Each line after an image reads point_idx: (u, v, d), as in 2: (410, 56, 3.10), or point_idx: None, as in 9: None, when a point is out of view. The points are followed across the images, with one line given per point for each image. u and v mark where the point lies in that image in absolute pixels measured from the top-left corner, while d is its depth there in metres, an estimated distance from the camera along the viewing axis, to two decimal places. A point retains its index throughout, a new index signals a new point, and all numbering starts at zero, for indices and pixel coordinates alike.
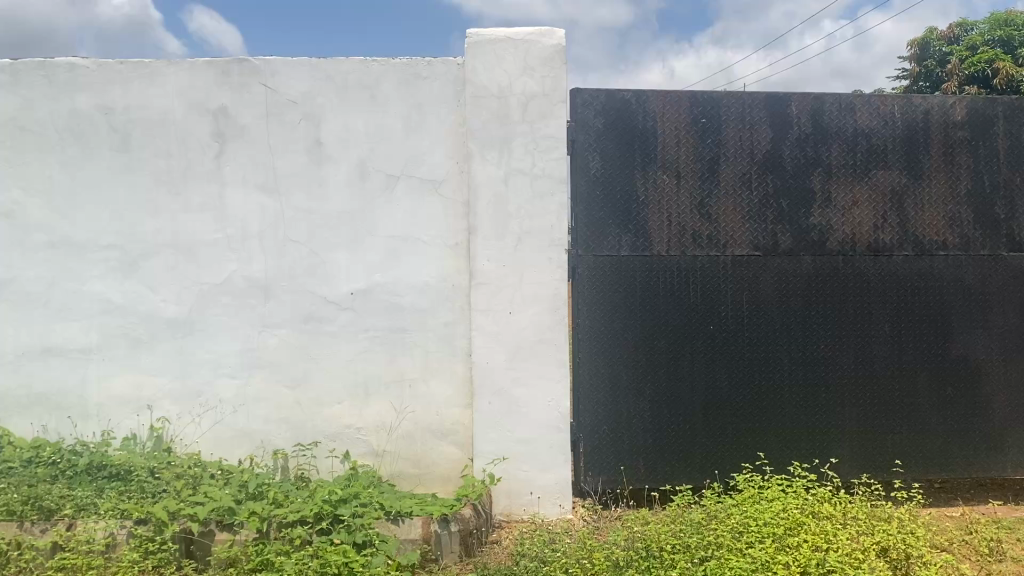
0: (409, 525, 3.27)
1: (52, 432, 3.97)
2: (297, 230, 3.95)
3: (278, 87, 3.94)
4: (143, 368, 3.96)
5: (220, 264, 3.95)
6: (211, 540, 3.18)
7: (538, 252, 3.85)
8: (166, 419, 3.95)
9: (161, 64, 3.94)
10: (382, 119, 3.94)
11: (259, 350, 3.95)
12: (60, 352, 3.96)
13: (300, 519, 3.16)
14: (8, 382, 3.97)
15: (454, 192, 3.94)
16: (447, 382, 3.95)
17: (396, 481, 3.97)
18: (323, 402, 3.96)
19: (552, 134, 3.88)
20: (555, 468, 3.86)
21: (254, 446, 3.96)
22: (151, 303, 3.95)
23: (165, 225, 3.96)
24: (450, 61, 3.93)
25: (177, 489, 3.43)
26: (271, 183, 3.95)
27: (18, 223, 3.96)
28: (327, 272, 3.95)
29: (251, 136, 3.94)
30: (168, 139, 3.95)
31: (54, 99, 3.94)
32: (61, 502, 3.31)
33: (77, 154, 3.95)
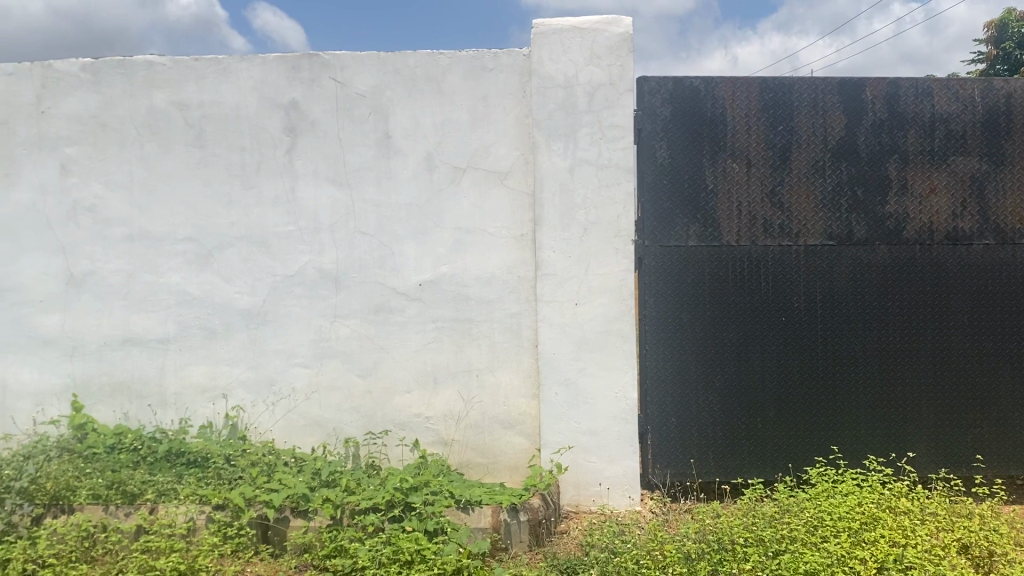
0: (479, 513, 3.31)
1: (133, 419, 4.10)
2: (366, 222, 4.00)
3: (347, 82, 4.00)
4: (219, 358, 4.06)
5: (292, 256, 4.03)
6: (287, 525, 3.26)
7: (605, 242, 3.83)
8: (241, 407, 4.05)
9: (234, 61, 4.02)
10: (449, 111, 3.97)
11: (330, 341, 4.02)
12: (140, 342, 4.09)
13: (373, 506, 3.21)
14: (92, 371, 4.10)
15: (520, 183, 3.94)
16: (514, 373, 3.96)
17: (465, 470, 4.00)
18: (393, 392, 4.01)
19: (618, 123, 3.84)
20: (623, 459, 3.83)
21: (326, 434, 4.04)
22: (226, 294, 4.05)
23: (239, 218, 4.05)
24: (516, 52, 3.93)
25: (252, 475, 3.52)
26: (341, 176, 4.01)
27: (99, 218, 4.09)
28: (396, 263, 3.99)
29: (321, 130, 4.01)
30: (241, 133, 4.04)
31: (133, 96, 4.05)
32: (143, 487, 3.41)
33: (154, 149, 4.06)
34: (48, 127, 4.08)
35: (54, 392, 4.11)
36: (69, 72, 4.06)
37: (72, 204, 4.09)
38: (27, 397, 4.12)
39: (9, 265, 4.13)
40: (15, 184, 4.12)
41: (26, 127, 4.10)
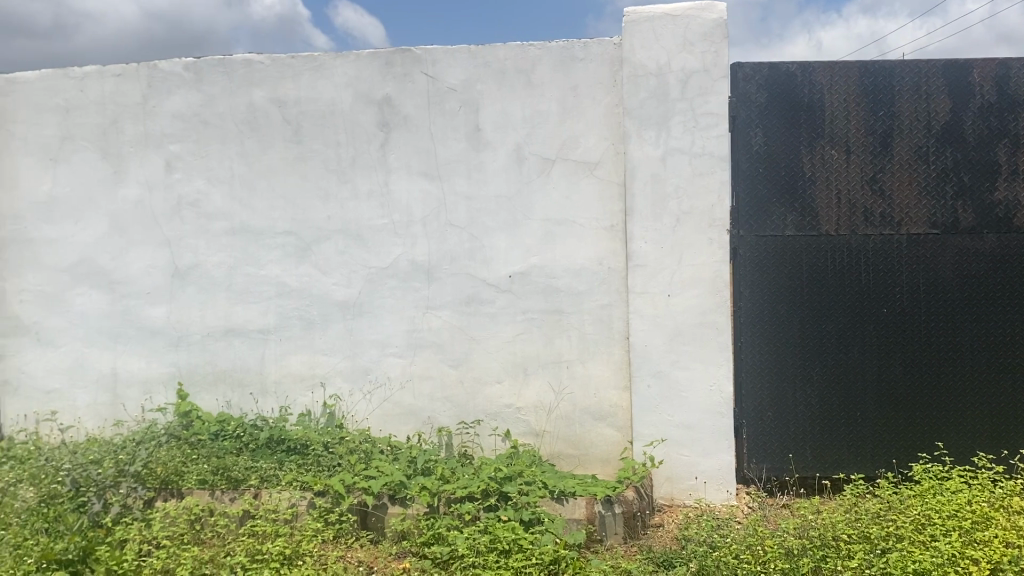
0: (574, 504, 3.30)
1: (236, 407, 4.23)
2: (457, 215, 4.04)
3: (439, 76, 4.04)
4: (317, 348, 4.16)
5: (387, 248, 4.09)
6: (385, 512, 3.33)
7: (698, 232, 3.77)
8: (338, 396, 4.14)
9: (329, 58, 4.11)
10: (539, 102, 3.96)
11: (423, 331, 4.07)
12: (242, 332, 4.21)
13: (468, 494, 3.26)
14: (196, 360, 4.25)
15: (611, 174, 3.91)
16: (605, 365, 3.94)
17: (556, 461, 4.00)
18: (484, 382, 4.04)
19: (712, 111, 3.76)
20: (718, 453, 3.78)
21: (420, 423, 4.10)
22: (323, 286, 4.14)
23: (335, 212, 4.13)
24: (607, 42, 3.90)
25: (350, 463, 3.62)
26: (433, 169, 4.05)
27: (202, 212, 4.22)
28: (486, 255, 4.02)
29: (414, 125, 4.06)
30: (337, 129, 4.12)
31: (233, 94, 4.17)
32: (247, 473, 3.54)
33: (254, 146, 4.17)
34: (153, 125, 4.24)
35: (161, 380, 4.27)
36: (173, 72, 4.20)
37: (177, 199, 4.24)
38: (137, 385, 4.29)
39: (119, 259, 4.30)
40: (123, 181, 4.28)
41: (133, 125, 4.26)
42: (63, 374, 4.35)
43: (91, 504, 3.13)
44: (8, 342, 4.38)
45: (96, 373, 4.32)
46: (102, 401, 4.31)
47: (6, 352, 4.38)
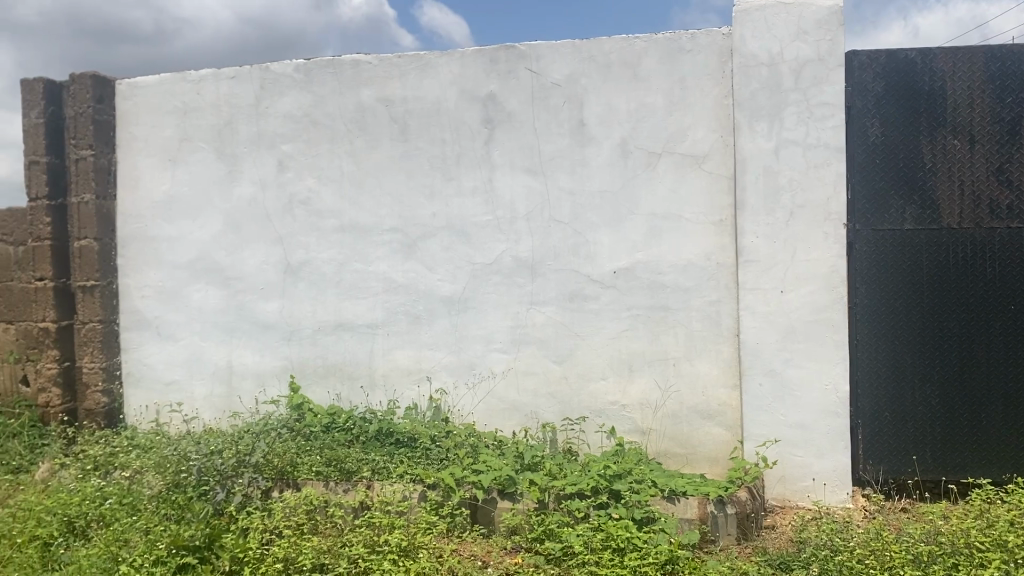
0: (685, 504, 3.26)
1: (345, 400, 4.32)
2: (561, 210, 4.02)
3: (543, 71, 4.03)
4: (423, 342, 4.21)
5: (491, 245, 4.11)
6: (494, 506, 3.34)
7: (813, 227, 3.66)
8: (444, 390, 4.19)
9: (435, 57, 4.16)
10: (645, 96, 3.92)
11: (528, 327, 4.07)
12: (350, 327, 4.30)
13: (578, 492, 3.25)
14: (307, 354, 4.36)
15: (720, 167, 3.84)
16: (714, 363, 3.87)
17: (663, 460, 3.95)
18: (588, 378, 4.02)
19: (827, 101, 3.65)
20: (833, 454, 3.66)
21: (526, 419, 4.10)
22: (429, 282, 4.19)
23: (440, 209, 4.17)
24: (716, 32, 3.82)
25: (460, 456, 3.68)
26: (537, 165, 4.05)
27: (313, 210, 4.32)
28: (591, 251, 3.99)
29: (518, 120, 4.06)
30: (443, 127, 4.16)
31: (342, 94, 4.26)
32: (360, 465, 3.64)
33: (361, 145, 4.26)
34: (266, 126, 4.36)
35: (273, 372, 4.39)
36: (285, 73, 4.32)
37: (289, 197, 4.35)
38: (251, 377, 4.42)
39: (233, 256, 4.44)
40: (238, 180, 4.42)
41: (246, 126, 4.40)
42: (181, 366, 4.51)
43: (214, 493, 3.22)
44: (130, 336, 4.57)
45: (213, 365, 4.47)
46: (218, 392, 4.47)
47: (129, 345, 4.58)
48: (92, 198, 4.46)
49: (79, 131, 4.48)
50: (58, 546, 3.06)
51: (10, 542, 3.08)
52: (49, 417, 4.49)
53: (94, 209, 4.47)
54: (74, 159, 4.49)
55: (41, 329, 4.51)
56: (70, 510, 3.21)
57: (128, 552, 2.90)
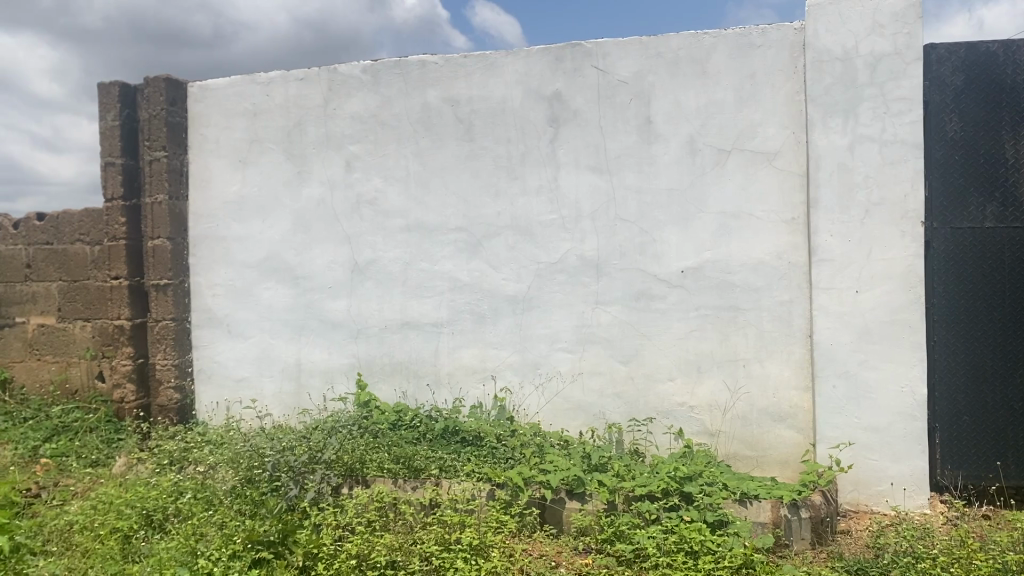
0: (758, 507, 3.20)
1: (411, 398, 4.35)
2: (628, 209, 3.99)
3: (610, 68, 4.00)
4: (488, 342, 4.21)
5: (556, 244, 4.09)
6: (563, 506, 3.33)
7: (889, 225, 3.57)
8: (509, 389, 4.19)
9: (500, 56, 4.16)
10: (714, 92, 3.86)
11: (594, 327, 4.05)
12: (416, 325, 4.32)
13: (649, 493, 3.23)
14: (373, 352, 4.39)
15: (792, 164, 3.76)
16: (785, 364, 3.80)
17: (732, 462, 3.90)
18: (655, 379, 3.98)
19: (904, 96, 3.56)
20: (910, 458, 3.57)
21: (592, 419, 4.08)
22: (494, 281, 4.19)
23: (505, 208, 4.17)
24: (788, 27, 3.76)
25: (527, 456, 3.67)
26: (604, 164, 4.02)
27: (379, 210, 4.36)
28: (658, 250, 3.95)
29: (585, 119, 4.04)
30: (508, 126, 4.16)
31: (409, 95, 4.30)
32: (427, 463, 3.66)
33: (428, 145, 4.28)
34: (334, 127, 4.42)
35: (341, 370, 4.44)
36: (352, 74, 4.37)
37: (356, 197, 4.40)
38: (319, 374, 4.48)
39: (301, 255, 4.50)
40: (306, 180, 4.48)
41: (315, 127, 4.46)
42: (251, 363, 4.59)
43: (287, 488, 3.26)
44: (202, 333, 4.67)
45: (281, 362, 4.54)
46: (287, 389, 4.53)
47: (200, 343, 4.67)
48: (165, 198, 4.57)
49: (153, 133, 4.59)
50: (138, 538, 3.13)
51: (91, 533, 3.15)
52: (125, 412, 4.63)
53: (167, 209, 4.57)
54: (148, 160, 4.60)
55: (117, 326, 4.63)
56: (149, 504, 3.30)
57: (205, 545, 2.95)
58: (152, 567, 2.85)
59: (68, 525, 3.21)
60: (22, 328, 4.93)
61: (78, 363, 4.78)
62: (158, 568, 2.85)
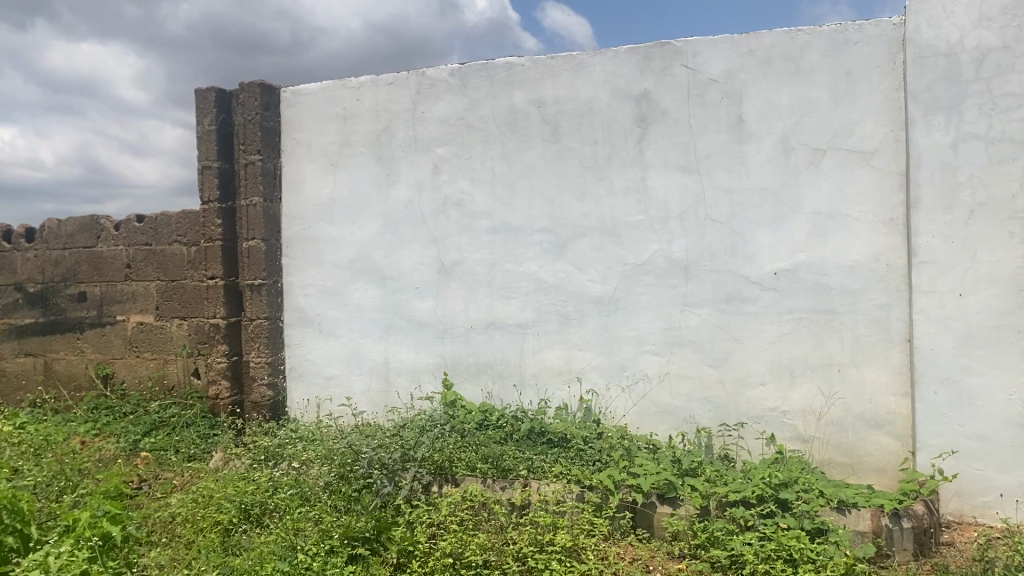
0: (857, 516, 3.12)
1: (497, 398, 4.36)
2: (718, 210, 3.93)
3: (700, 67, 3.95)
4: (573, 343, 4.20)
5: (643, 245, 4.05)
6: (654, 510, 3.30)
7: (996, 226, 3.43)
8: (595, 391, 4.16)
9: (588, 56, 4.15)
10: (808, 90, 3.77)
11: (682, 329, 4.00)
12: (502, 326, 4.34)
13: (743, 499, 3.19)
14: (460, 351, 4.43)
15: (890, 164, 3.66)
16: (882, 369, 3.69)
17: (826, 468, 3.80)
18: (747, 383, 3.91)
19: (1013, 92, 3.42)
20: (1018, 468, 3.42)
21: (680, 422, 4.03)
22: (580, 282, 4.18)
23: (591, 209, 4.15)
24: (886, 22, 3.65)
25: (616, 459, 3.64)
26: (693, 164, 3.97)
27: (466, 211, 4.39)
28: (750, 251, 3.88)
29: (673, 119, 4.00)
30: (595, 127, 4.14)
31: (495, 97, 4.32)
32: (516, 463, 3.67)
33: (514, 146, 4.29)
34: (421, 130, 4.48)
35: (428, 369, 4.49)
36: (440, 78, 4.43)
37: (443, 199, 4.44)
38: (406, 373, 4.53)
39: (390, 256, 4.56)
40: (394, 183, 4.55)
41: (404, 131, 4.53)
42: (340, 362, 4.67)
43: (382, 486, 3.36)
44: (294, 332, 4.78)
45: (370, 361, 4.61)
46: (375, 388, 4.60)
47: (292, 342, 4.78)
48: (259, 200, 4.69)
49: (248, 138, 4.72)
50: (237, 531, 3.21)
51: (193, 526, 3.23)
52: (220, 408, 4.75)
53: (261, 211, 4.69)
54: (243, 164, 4.73)
55: (212, 325, 4.77)
56: (247, 499, 3.37)
57: (303, 540, 3.00)
58: (253, 559, 2.89)
59: (171, 517, 3.31)
60: (122, 325, 5.12)
61: (175, 360, 4.94)
62: (259, 561, 2.89)
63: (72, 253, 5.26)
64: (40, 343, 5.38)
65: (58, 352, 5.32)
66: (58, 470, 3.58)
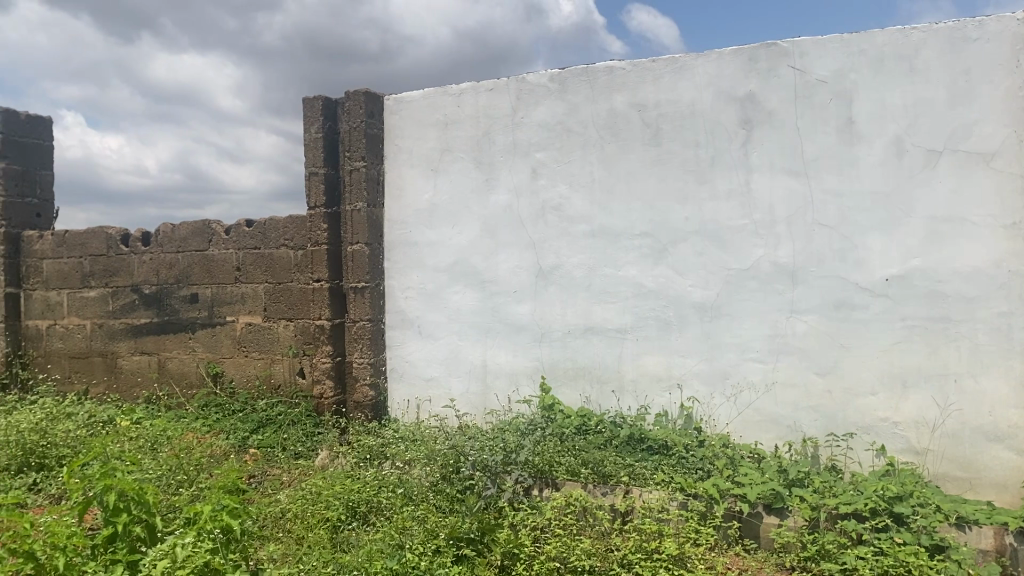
0: (978, 533, 2.99)
1: (595, 403, 4.35)
2: (826, 214, 3.83)
3: (807, 68, 3.86)
4: (674, 349, 4.15)
5: (747, 250, 3.98)
6: (760, 521, 3.24)
7: None
8: (696, 398, 4.11)
9: (690, 59, 4.10)
10: (923, 90, 3.64)
11: (787, 336, 3.91)
12: (600, 331, 4.32)
13: (854, 512, 3.11)
14: (558, 356, 4.43)
15: (1012, 165, 3.50)
16: (1002, 380, 3.53)
17: (941, 483, 3.65)
18: (856, 393, 3.79)
19: None
20: None
21: (785, 432, 3.94)
22: (681, 287, 4.12)
23: (693, 213, 4.09)
24: (1009, 18, 3.49)
25: (719, 467, 3.58)
26: (800, 167, 3.88)
27: (564, 215, 4.40)
28: (860, 257, 3.77)
29: (779, 121, 3.91)
30: (697, 129, 4.09)
31: (595, 101, 4.32)
32: (618, 469, 3.65)
33: (614, 150, 4.28)
34: (521, 135, 4.52)
35: (525, 372, 4.51)
36: (540, 83, 4.45)
37: (542, 203, 4.46)
38: (504, 377, 4.56)
39: (489, 260, 4.60)
40: (494, 187, 4.59)
41: (503, 136, 4.57)
42: (440, 364, 4.74)
43: (484, 488, 3.40)
44: (395, 334, 4.87)
45: (468, 364, 4.66)
46: (474, 390, 4.64)
47: (393, 343, 4.88)
48: (364, 205, 4.81)
49: (353, 145, 4.85)
50: (345, 528, 3.29)
51: (303, 522, 3.33)
52: (324, 407, 4.89)
53: (365, 216, 4.81)
54: (348, 170, 4.86)
55: (317, 326, 4.91)
56: (353, 496, 3.45)
57: (409, 539, 3.04)
58: (362, 556, 2.92)
59: (281, 513, 3.42)
60: (232, 326, 5.31)
61: (281, 360, 5.11)
62: (368, 558, 2.92)
63: (185, 256, 5.49)
64: (154, 342, 5.63)
65: (172, 351, 5.56)
66: (176, 464, 3.73)
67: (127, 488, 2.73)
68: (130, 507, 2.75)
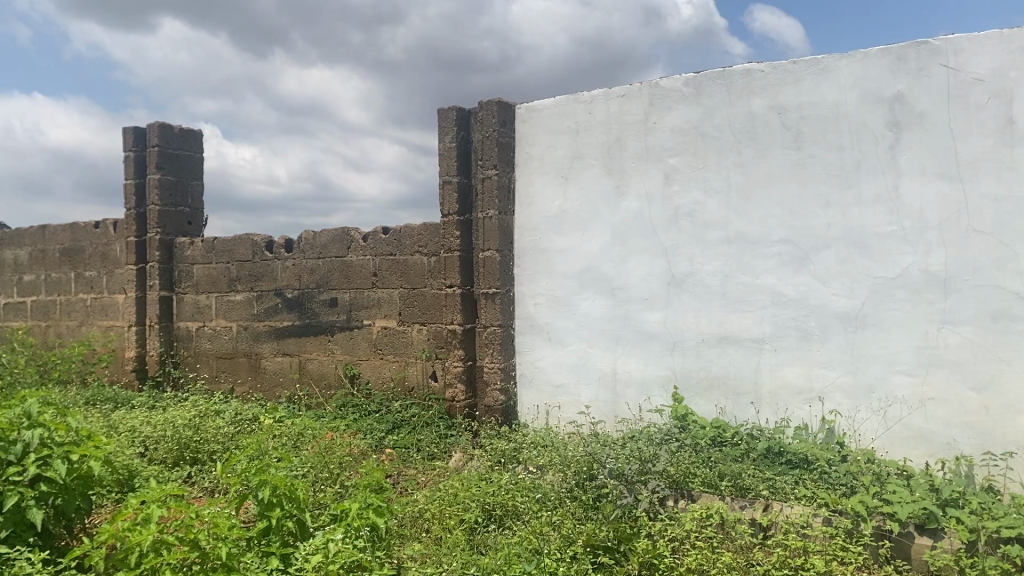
0: None
1: (730, 414, 4.25)
2: (982, 220, 3.62)
3: (962, 66, 3.66)
4: (815, 360, 4.02)
5: (895, 258, 3.81)
6: (912, 541, 3.09)
7: None
8: (839, 412, 3.96)
9: (833, 59, 3.96)
10: None
11: (939, 349, 3.72)
12: (736, 340, 4.23)
13: (1018, 535, 2.93)
14: (691, 365, 4.36)
15: None
16: None
17: None
18: (1016, 410, 3.57)
19: None
20: None
21: (935, 449, 3.75)
22: (823, 296, 3.99)
23: (836, 219, 3.95)
24: None
25: (866, 482, 3.44)
26: (954, 170, 3.68)
27: (698, 222, 4.33)
28: (1021, 265, 3.55)
29: (931, 122, 3.73)
30: (841, 132, 3.95)
31: (732, 104, 4.24)
32: (756, 482, 3.56)
33: (752, 155, 4.19)
34: (654, 140, 4.48)
35: (657, 382, 4.45)
36: (674, 87, 4.41)
37: (675, 210, 4.40)
38: (635, 386, 4.52)
39: (621, 267, 4.58)
40: (626, 194, 4.57)
41: (636, 142, 4.54)
42: (570, 371, 4.75)
43: (620, 496, 3.38)
44: (525, 339, 4.92)
45: (599, 371, 4.65)
46: (605, 397, 4.63)
47: (524, 349, 4.92)
48: (496, 213, 4.87)
49: (486, 153, 4.93)
50: (481, 531, 3.33)
51: (440, 523, 3.38)
52: (456, 410, 4.99)
53: (497, 222, 4.87)
54: (481, 178, 4.94)
55: (450, 330, 5.03)
56: (489, 499, 3.49)
57: (546, 544, 3.05)
58: (501, 559, 2.96)
59: (420, 512, 3.49)
60: (369, 329, 5.50)
61: (414, 363, 5.27)
62: (506, 561, 2.95)
63: (325, 262, 5.72)
64: (296, 344, 5.88)
65: (311, 352, 5.80)
66: (320, 462, 3.87)
67: (280, 484, 2.90)
68: (282, 502, 2.89)
